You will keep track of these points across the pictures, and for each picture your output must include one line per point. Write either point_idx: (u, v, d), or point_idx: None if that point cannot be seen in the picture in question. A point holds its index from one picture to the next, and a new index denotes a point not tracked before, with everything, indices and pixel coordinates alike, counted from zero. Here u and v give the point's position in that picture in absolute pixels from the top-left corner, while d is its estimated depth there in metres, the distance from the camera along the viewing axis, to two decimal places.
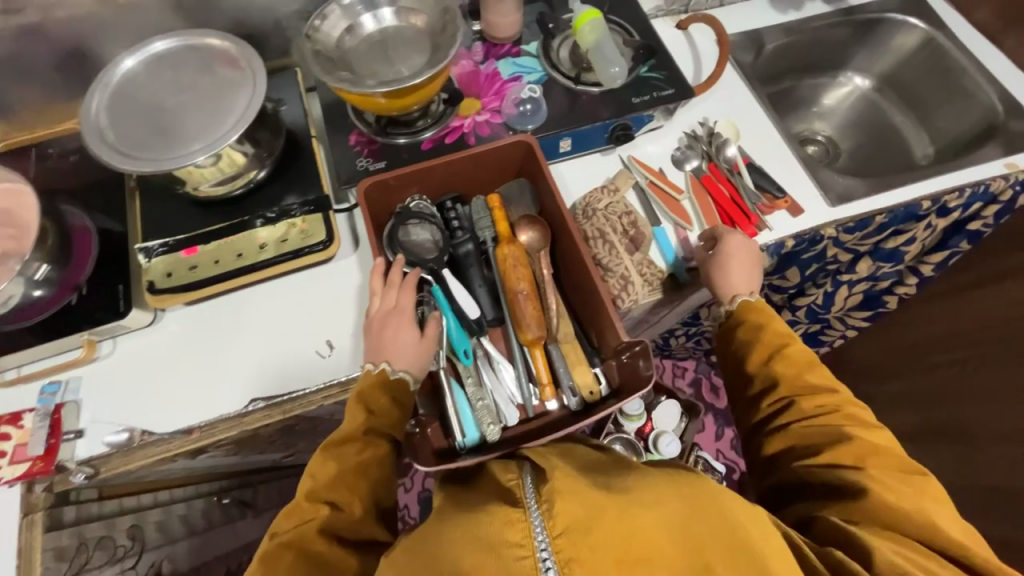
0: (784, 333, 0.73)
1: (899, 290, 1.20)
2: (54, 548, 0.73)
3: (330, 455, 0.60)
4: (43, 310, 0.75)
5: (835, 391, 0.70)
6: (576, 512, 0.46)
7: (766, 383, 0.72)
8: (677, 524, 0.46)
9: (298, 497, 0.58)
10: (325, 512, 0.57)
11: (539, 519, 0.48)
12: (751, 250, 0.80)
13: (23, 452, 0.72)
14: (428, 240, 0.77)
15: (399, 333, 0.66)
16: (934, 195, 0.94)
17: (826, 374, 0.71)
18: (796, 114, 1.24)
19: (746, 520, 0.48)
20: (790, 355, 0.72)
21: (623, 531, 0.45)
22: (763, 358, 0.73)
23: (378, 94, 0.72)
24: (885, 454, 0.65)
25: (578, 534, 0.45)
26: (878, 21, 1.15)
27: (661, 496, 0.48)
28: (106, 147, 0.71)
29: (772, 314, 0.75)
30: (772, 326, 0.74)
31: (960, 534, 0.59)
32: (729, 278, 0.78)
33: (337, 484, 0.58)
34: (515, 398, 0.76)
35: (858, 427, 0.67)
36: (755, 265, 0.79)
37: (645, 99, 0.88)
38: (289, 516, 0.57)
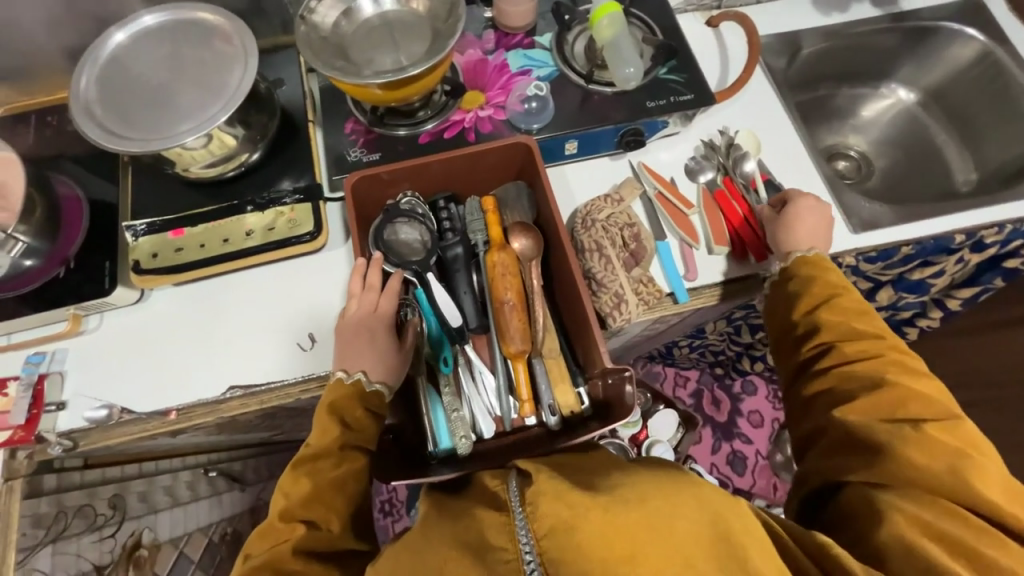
0: (835, 283, 0.70)
1: (920, 322, 1.13)
2: (32, 515, 0.74)
3: (303, 471, 0.57)
4: (29, 282, 0.75)
5: (881, 339, 0.66)
6: (558, 511, 0.43)
7: (810, 330, 0.69)
8: (658, 509, 0.42)
9: (271, 517, 0.55)
10: (302, 530, 0.54)
11: (523, 520, 0.45)
12: (825, 215, 0.76)
13: (5, 420, 0.73)
14: (417, 240, 0.74)
15: (375, 337, 0.64)
16: (970, 229, 0.86)
17: (876, 324, 0.67)
18: (829, 125, 1.16)
19: (731, 512, 0.44)
20: (840, 303, 0.68)
21: (603, 527, 0.41)
22: (810, 305, 0.70)
23: (374, 85, 0.69)
24: (932, 406, 0.61)
25: (561, 533, 0.42)
26: (931, 30, 1.05)
27: (644, 491, 0.44)
28: (93, 125, 0.69)
29: (828, 268, 0.72)
30: (823, 277, 0.71)
31: (1007, 500, 0.55)
32: (803, 230, 0.75)
33: (314, 501, 0.55)
34: (494, 411, 0.73)
35: (906, 377, 0.63)
36: (824, 230, 0.76)
37: (660, 103, 0.82)
38: (261, 537, 0.54)
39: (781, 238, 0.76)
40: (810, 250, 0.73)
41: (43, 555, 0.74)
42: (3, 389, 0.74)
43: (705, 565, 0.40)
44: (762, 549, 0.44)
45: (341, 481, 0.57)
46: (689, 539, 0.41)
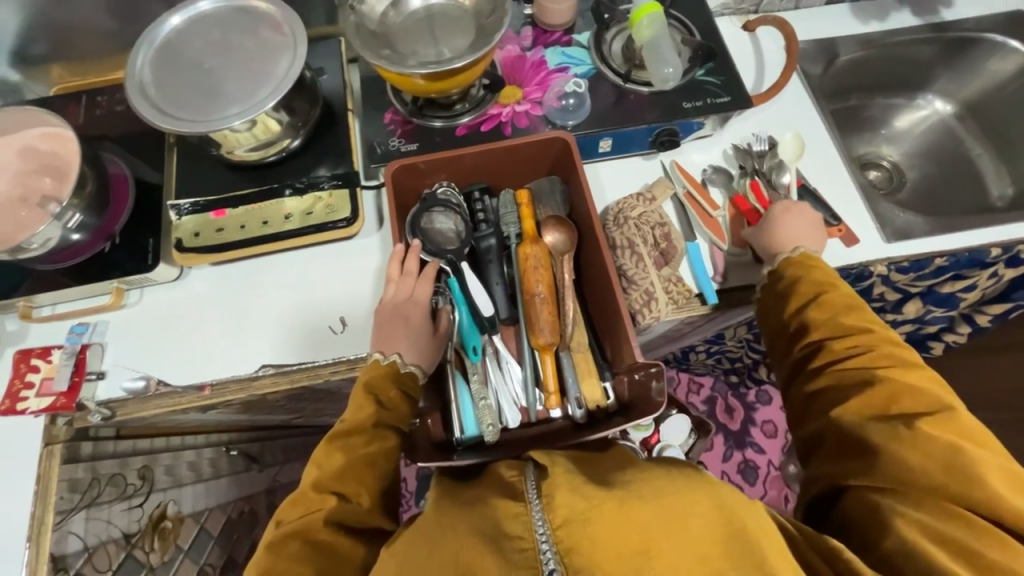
0: (823, 279, 0.69)
1: (947, 337, 1.11)
2: (69, 480, 0.76)
3: (337, 446, 0.58)
4: (78, 254, 0.77)
5: (870, 331, 0.65)
6: (573, 504, 0.44)
7: (799, 330, 0.69)
8: (674, 504, 0.43)
9: (303, 486, 0.56)
10: (333, 502, 0.55)
11: (540, 512, 0.46)
12: (813, 215, 0.76)
13: (49, 386, 0.76)
14: (452, 230, 0.75)
15: (409, 321, 0.65)
16: (1006, 243, 0.85)
17: (864, 319, 0.66)
18: (861, 135, 1.15)
19: (745, 511, 0.45)
20: (828, 300, 0.67)
21: (619, 521, 0.42)
22: (798, 304, 0.69)
23: (417, 75, 0.70)
24: (924, 398, 0.59)
25: (575, 525, 0.43)
26: (973, 41, 1.04)
27: (660, 488, 0.45)
28: (146, 103, 0.71)
29: (817, 262, 0.71)
30: (810, 275, 0.70)
31: (1012, 493, 0.53)
32: (788, 235, 0.74)
33: (346, 474, 0.57)
34: (520, 401, 0.73)
35: (897, 370, 0.62)
36: (809, 228, 0.75)
37: (697, 105, 0.82)
38: (295, 505, 0.55)
39: (767, 244, 0.76)
40: (798, 248, 0.73)
41: (78, 519, 0.77)
42: (47, 356, 0.77)
43: (721, 563, 0.41)
44: (775, 547, 0.44)
45: (371, 458, 0.58)
46: (703, 537, 0.42)
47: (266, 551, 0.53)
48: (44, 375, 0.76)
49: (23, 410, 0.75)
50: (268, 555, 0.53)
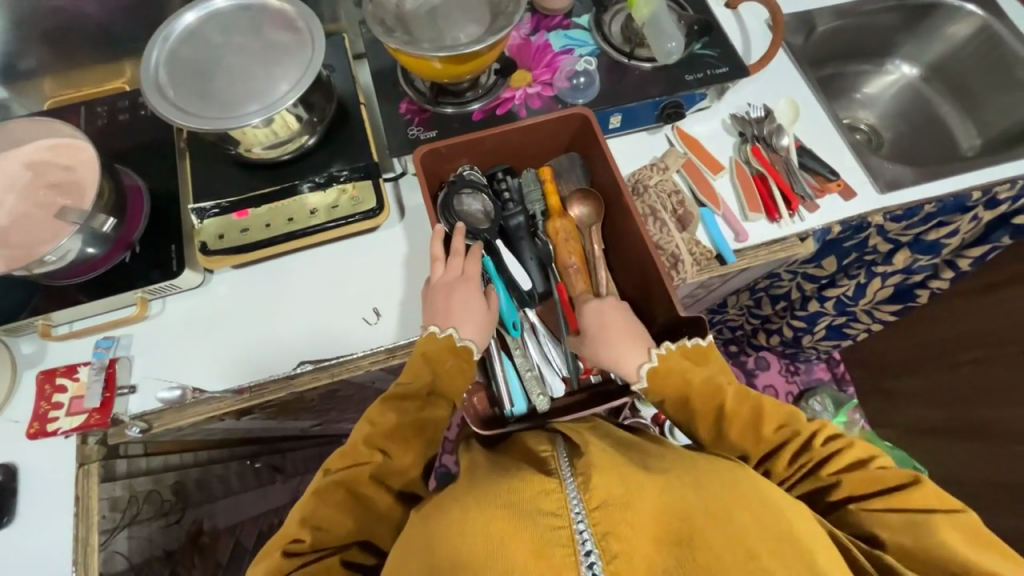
0: (706, 389, 0.59)
1: (933, 284, 1.16)
2: (109, 498, 0.74)
3: (389, 405, 0.59)
4: (95, 268, 0.75)
5: (795, 427, 0.58)
6: (612, 488, 0.46)
7: (718, 447, 0.59)
8: (717, 493, 0.47)
9: (354, 439, 0.57)
10: (379, 458, 0.56)
11: (574, 490, 0.47)
12: (633, 323, 0.68)
13: (79, 405, 0.74)
14: (480, 211, 0.77)
15: (458, 297, 0.65)
16: (985, 186, 0.93)
17: (761, 408, 0.58)
18: (839, 102, 1.23)
19: (789, 510, 0.47)
20: (733, 414, 0.58)
21: (657, 505, 0.45)
22: (709, 427, 0.59)
23: (434, 58, 0.71)
24: (841, 458, 0.56)
25: (616, 508, 0.45)
26: (933, 7, 1.12)
27: (700, 476, 0.49)
28: (165, 103, 0.71)
29: (681, 373, 0.61)
30: (691, 392, 0.59)
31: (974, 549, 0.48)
32: (622, 352, 0.65)
33: (395, 434, 0.58)
34: (561, 371, 0.75)
35: (815, 439, 0.57)
36: (631, 332, 0.67)
37: (698, 77, 0.86)
38: (343, 456, 0.57)
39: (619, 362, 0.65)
40: (643, 367, 0.62)
41: (121, 538, 0.75)
42: (74, 374, 0.75)
43: (768, 561, 0.42)
44: (825, 552, 0.45)
45: (422, 422, 0.59)
46: (748, 530, 0.44)
47: (312, 494, 0.54)
48: (73, 395, 0.74)
49: (53, 431, 0.73)
50: (313, 498, 0.54)
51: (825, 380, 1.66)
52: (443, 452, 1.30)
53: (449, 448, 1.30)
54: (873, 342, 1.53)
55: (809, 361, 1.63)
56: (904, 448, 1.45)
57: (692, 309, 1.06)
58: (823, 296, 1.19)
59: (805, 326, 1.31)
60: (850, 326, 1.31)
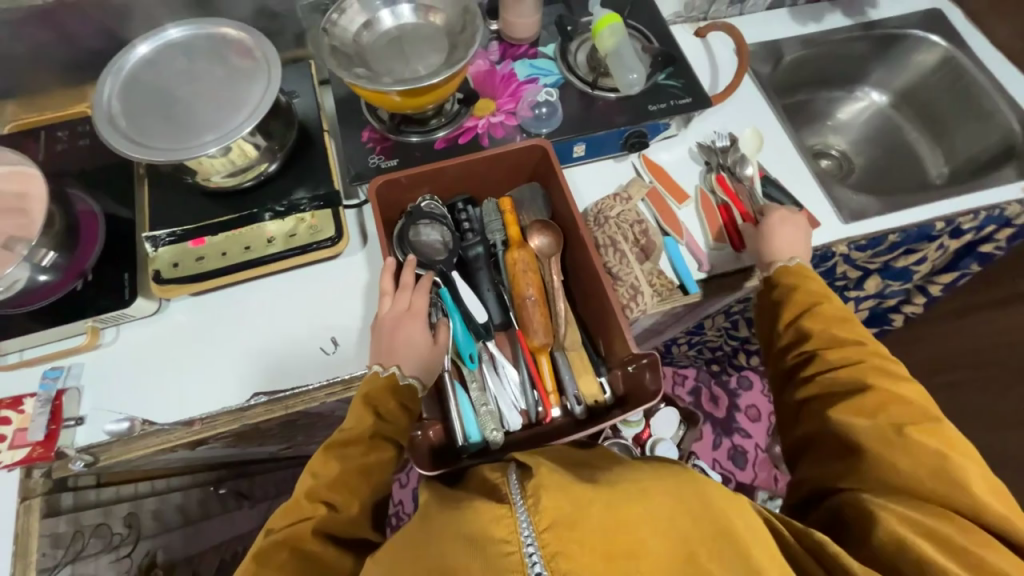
0: (817, 291, 0.71)
1: (906, 309, 1.19)
2: (51, 535, 0.72)
3: (333, 454, 0.57)
4: (45, 296, 0.74)
5: (863, 343, 0.67)
6: (560, 506, 0.43)
7: (795, 335, 0.70)
8: (663, 505, 0.44)
9: (297, 494, 0.56)
10: (323, 512, 0.55)
11: (524, 513, 0.44)
12: (800, 226, 0.79)
13: (23, 437, 0.71)
14: (439, 241, 0.77)
15: (407, 333, 0.64)
16: (949, 217, 0.93)
17: (848, 318, 0.69)
18: (811, 128, 1.24)
19: (732, 510, 0.46)
20: (822, 311, 0.69)
21: (608, 523, 0.42)
22: (795, 311, 0.71)
23: (393, 92, 0.71)
24: (900, 389, 0.63)
25: (564, 529, 0.42)
26: (899, 37, 1.13)
27: (646, 486, 0.46)
28: (118, 135, 0.70)
29: (809, 276, 0.74)
30: (806, 286, 0.72)
31: (988, 493, 0.56)
32: (788, 243, 0.78)
33: (339, 484, 0.56)
34: (519, 404, 0.74)
35: (881, 362, 0.65)
36: (802, 239, 0.79)
37: (661, 107, 0.87)
38: (286, 514, 0.55)
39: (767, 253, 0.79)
40: (790, 262, 0.75)
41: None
42: (19, 406, 0.73)
43: (707, 562, 0.42)
44: (762, 548, 0.45)
45: (367, 468, 0.58)
46: (691, 537, 0.43)
47: (252, 559, 0.53)
48: (17, 426, 0.72)
49: None
50: (254, 563, 0.53)
51: None
52: None
53: None
54: None
55: None
56: None
57: (649, 342, 1.07)
58: None
59: None
60: None
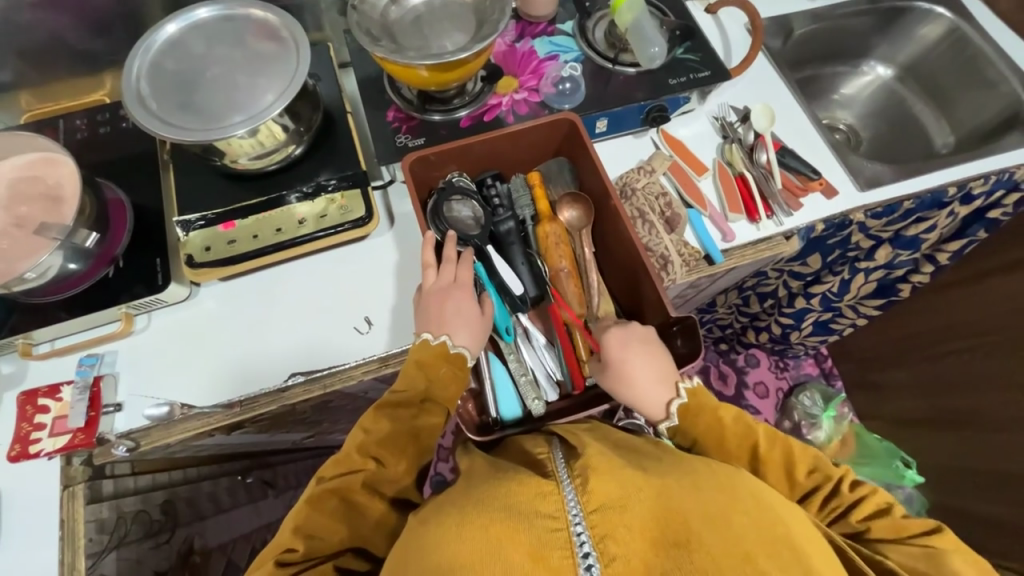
0: (746, 430, 0.62)
1: (914, 279, 1.17)
2: (97, 520, 0.72)
3: (385, 414, 0.59)
4: (79, 283, 0.74)
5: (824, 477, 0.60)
6: (609, 490, 0.46)
7: None
8: (715, 499, 0.46)
9: (347, 447, 0.57)
10: (372, 466, 0.56)
11: (573, 493, 0.47)
12: (646, 336, 0.69)
13: (63, 425, 0.72)
14: (471, 217, 0.77)
15: (455, 303, 0.65)
16: (960, 182, 0.96)
17: (792, 452, 0.61)
18: (818, 103, 1.27)
19: (784, 511, 0.48)
20: (765, 455, 0.60)
21: (656, 507, 0.45)
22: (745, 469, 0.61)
23: (421, 66, 0.71)
24: (865, 505, 0.59)
25: (613, 511, 0.45)
26: (904, 10, 1.15)
27: (696, 479, 0.48)
28: (149, 116, 0.70)
29: (712, 407, 0.63)
30: (729, 430, 0.61)
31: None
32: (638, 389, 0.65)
33: (390, 442, 0.57)
34: (555, 374, 0.75)
35: (843, 486, 0.60)
36: (657, 351, 0.67)
37: (682, 80, 0.88)
38: (336, 464, 0.56)
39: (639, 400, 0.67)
40: (673, 404, 0.63)
41: (109, 560, 0.74)
42: (57, 394, 0.73)
43: (763, 561, 0.42)
44: (821, 553, 0.45)
45: (416, 430, 0.59)
46: (745, 533, 0.44)
47: (305, 503, 0.54)
48: (56, 414, 0.72)
49: (36, 453, 0.71)
50: (307, 507, 0.54)
51: (813, 375, 1.64)
52: (436, 460, 1.27)
53: (443, 456, 1.28)
54: (859, 336, 1.53)
55: (798, 356, 1.59)
56: (892, 439, 1.48)
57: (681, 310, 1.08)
58: (809, 292, 1.20)
59: (793, 323, 1.32)
60: (836, 321, 1.32)
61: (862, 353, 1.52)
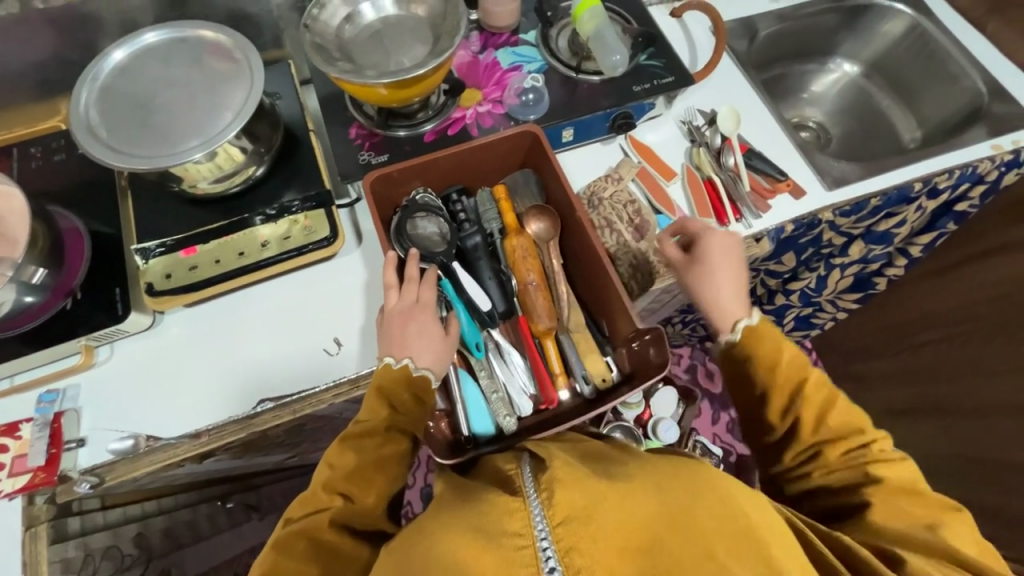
0: (800, 367, 0.66)
1: (888, 272, 1.20)
2: (61, 560, 0.71)
3: (349, 446, 0.57)
4: (36, 316, 0.73)
5: (860, 431, 0.63)
6: (573, 500, 0.44)
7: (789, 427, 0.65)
8: (679, 499, 0.45)
9: (313, 485, 0.56)
10: (340, 503, 0.55)
11: (538, 508, 0.45)
12: (734, 252, 0.74)
13: (23, 463, 0.70)
14: (436, 233, 0.76)
15: (418, 325, 0.64)
16: (925, 177, 0.96)
17: (835, 402, 0.65)
18: (787, 101, 1.27)
19: (750, 506, 0.46)
20: (808, 395, 0.65)
21: (621, 515, 0.43)
22: (782, 399, 0.66)
23: (380, 85, 0.71)
24: (888, 467, 0.61)
25: (576, 523, 0.43)
26: (866, 8, 1.17)
27: (662, 481, 0.47)
28: (97, 145, 0.68)
29: (778, 337, 0.67)
30: (784, 360, 0.66)
31: (984, 558, 0.53)
32: (719, 289, 0.71)
33: (356, 476, 0.56)
34: (527, 389, 0.74)
35: (873, 446, 0.62)
36: (739, 265, 0.74)
37: (646, 87, 0.88)
38: (303, 503, 0.55)
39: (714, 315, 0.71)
40: (740, 321, 0.68)
41: None
42: (16, 432, 0.71)
43: (726, 559, 0.42)
44: (783, 543, 0.45)
45: (383, 460, 0.58)
46: (709, 531, 0.43)
47: (271, 548, 0.53)
48: (15, 453, 0.70)
49: None
50: (273, 552, 0.53)
51: None
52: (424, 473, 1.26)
53: (431, 466, 1.26)
54: (840, 329, 1.55)
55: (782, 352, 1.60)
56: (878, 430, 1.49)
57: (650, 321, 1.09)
58: (788, 289, 1.21)
59: (773, 320, 1.33)
60: (816, 316, 1.33)
61: (843, 346, 1.53)
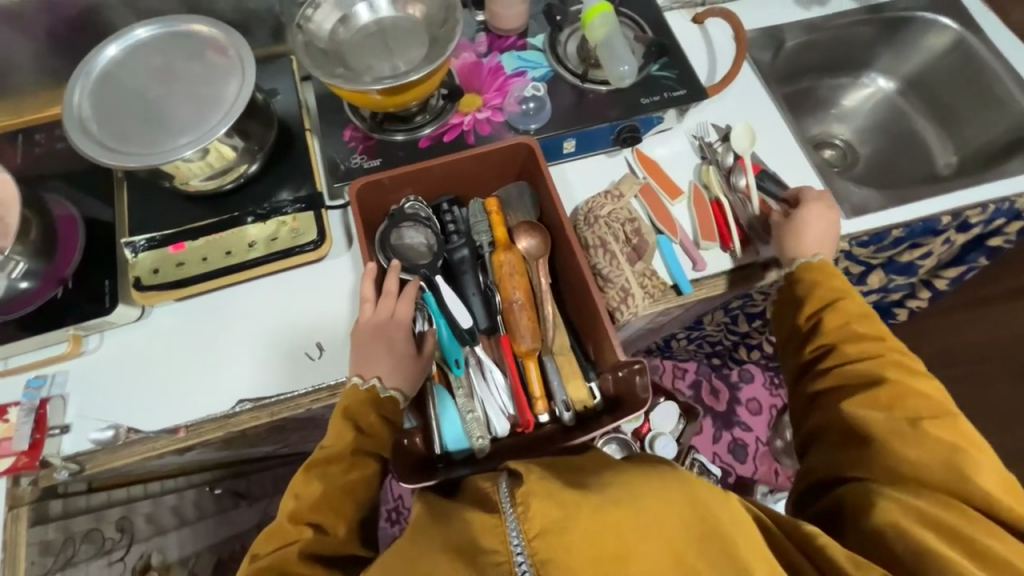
0: (840, 287, 0.69)
1: (911, 303, 1.13)
2: (40, 542, 0.73)
3: (315, 474, 0.56)
4: (27, 304, 0.74)
5: (883, 340, 0.65)
6: (548, 512, 0.39)
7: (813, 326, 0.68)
8: (659, 508, 0.39)
9: (280, 518, 0.54)
10: (309, 534, 0.53)
11: (514, 520, 0.40)
12: (829, 218, 0.76)
13: (7, 446, 0.71)
14: (423, 244, 0.75)
15: (390, 340, 0.64)
16: (955, 210, 0.89)
17: (869, 317, 0.67)
18: (813, 117, 1.20)
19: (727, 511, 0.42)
20: (844, 307, 0.67)
21: (597, 530, 0.38)
22: (815, 306, 0.69)
23: (373, 91, 0.68)
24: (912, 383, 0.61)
25: (553, 534, 0.38)
26: (906, 21, 1.09)
27: (640, 484, 0.41)
28: (88, 142, 0.68)
29: (836, 274, 0.70)
30: (829, 281, 0.69)
31: (1002, 491, 0.54)
32: (803, 231, 0.75)
33: (324, 505, 0.55)
34: (507, 409, 0.72)
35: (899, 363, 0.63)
36: (833, 232, 0.76)
37: (655, 99, 0.83)
38: (270, 538, 0.53)
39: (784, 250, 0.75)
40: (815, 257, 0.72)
41: None
42: (3, 415, 0.73)
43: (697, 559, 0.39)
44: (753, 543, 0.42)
45: (350, 485, 0.57)
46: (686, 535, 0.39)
47: None
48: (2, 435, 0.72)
49: None
50: None
51: None
52: None
53: None
54: None
55: None
56: None
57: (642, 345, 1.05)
58: None
59: None
60: None
61: None
